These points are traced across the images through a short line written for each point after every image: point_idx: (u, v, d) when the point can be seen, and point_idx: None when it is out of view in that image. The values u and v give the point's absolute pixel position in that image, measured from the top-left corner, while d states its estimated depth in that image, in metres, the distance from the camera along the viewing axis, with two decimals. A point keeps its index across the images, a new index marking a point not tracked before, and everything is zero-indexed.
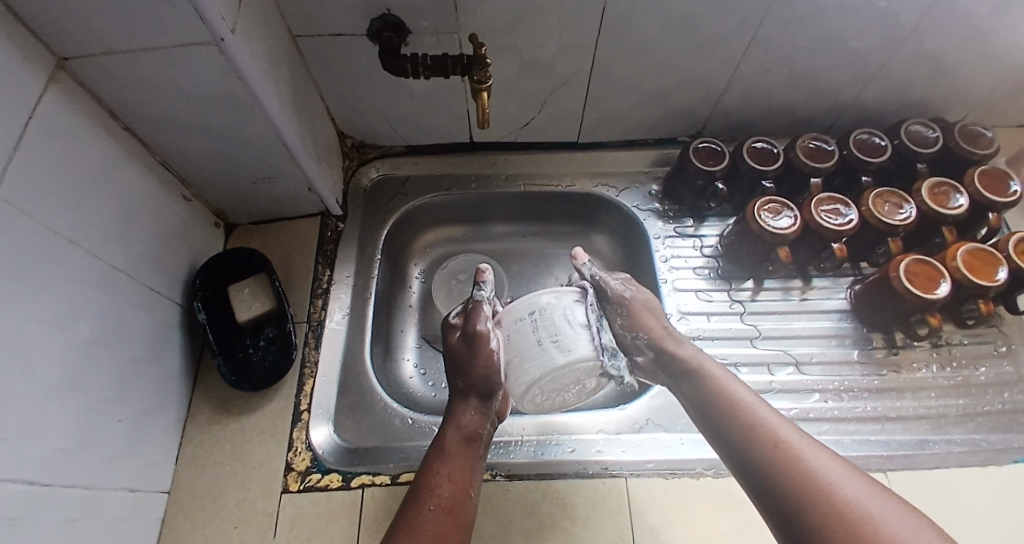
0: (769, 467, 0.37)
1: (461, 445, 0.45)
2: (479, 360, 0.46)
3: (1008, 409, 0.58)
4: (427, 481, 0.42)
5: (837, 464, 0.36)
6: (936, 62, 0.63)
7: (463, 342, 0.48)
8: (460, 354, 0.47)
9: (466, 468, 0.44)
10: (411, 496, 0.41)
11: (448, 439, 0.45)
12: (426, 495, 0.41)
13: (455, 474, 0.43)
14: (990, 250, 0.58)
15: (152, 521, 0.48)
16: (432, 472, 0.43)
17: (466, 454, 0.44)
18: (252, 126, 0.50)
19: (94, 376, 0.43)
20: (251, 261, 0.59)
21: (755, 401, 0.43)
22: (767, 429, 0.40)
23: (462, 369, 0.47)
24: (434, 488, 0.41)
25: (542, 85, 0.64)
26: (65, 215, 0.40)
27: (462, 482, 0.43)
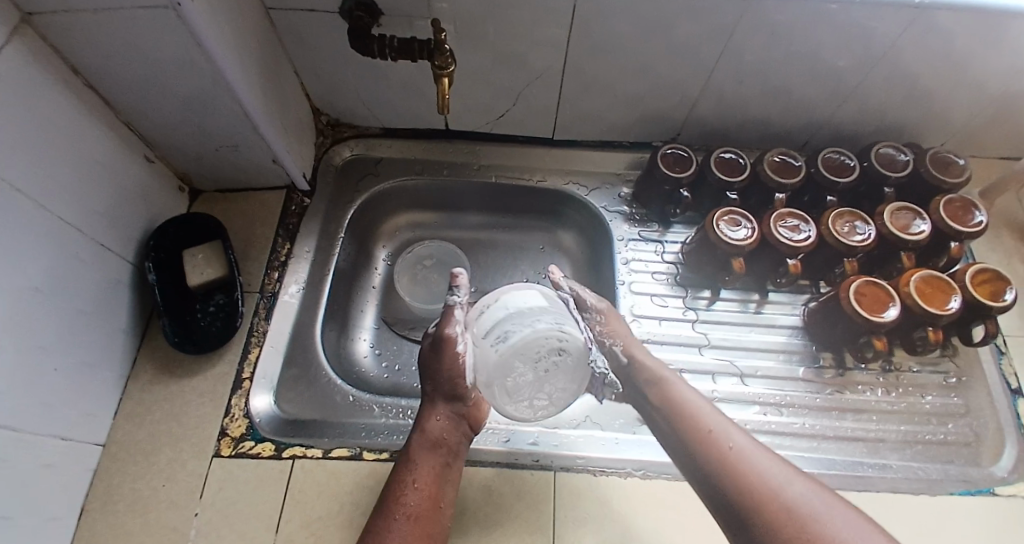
0: (721, 473, 0.39)
1: (426, 451, 0.46)
2: (446, 360, 0.49)
3: (949, 439, 0.58)
4: (394, 490, 0.44)
5: (784, 468, 0.38)
6: (912, 85, 0.62)
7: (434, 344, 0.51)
8: (432, 359, 0.51)
9: (432, 475, 0.45)
10: (380, 503, 0.43)
11: (415, 447, 0.47)
12: (393, 504, 0.43)
13: (420, 479, 0.45)
14: (945, 278, 0.58)
15: (83, 472, 0.49)
16: (399, 480, 0.45)
17: (433, 459, 0.46)
18: (217, 95, 0.51)
19: (36, 322, 0.43)
20: (207, 227, 0.61)
21: (708, 411, 0.45)
22: (721, 438, 0.42)
23: (432, 372, 0.50)
24: (400, 497, 0.43)
25: (516, 78, 0.64)
26: (18, 163, 0.41)
27: (431, 488, 0.44)
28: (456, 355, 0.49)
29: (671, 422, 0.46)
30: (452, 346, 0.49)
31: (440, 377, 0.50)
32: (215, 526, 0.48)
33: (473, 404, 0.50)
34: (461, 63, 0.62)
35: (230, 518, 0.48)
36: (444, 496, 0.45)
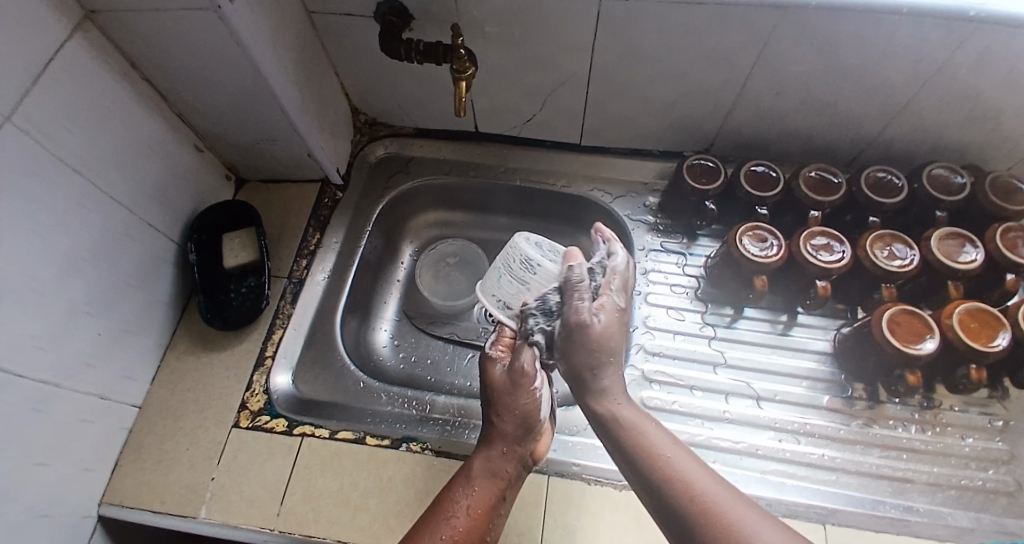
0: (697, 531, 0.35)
1: (485, 478, 0.45)
2: (519, 398, 0.48)
3: (989, 487, 0.53)
4: (444, 508, 0.43)
5: (764, 520, 0.34)
6: (971, 101, 0.57)
7: (510, 376, 0.48)
8: (504, 391, 0.48)
9: (486, 506, 0.44)
10: (429, 519, 0.42)
11: (475, 470, 0.46)
12: (443, 523, 0.42)
13: (473, 505, 0.44)
14: (995, 312, 0.53)
15: (119, 428, 0.54)
16: (453, 502, 0.44)
17: (490, 488, 0.45)
18: (257, 90, 0.55)
19: (80, 290, 0.49)
20: (244, 214, 0.66)
21: (689, 464, 0.39)
22: (691, 485, 0.37)
23: (500, 405, 0.48)
24: (452, 518, 0.42)
25: (542, 82, 0.64)
26: (75, 145, 0.46)
27: (481, 517, 0.43)
28: (532, 390, 0.48)
29: (648, 483, 0.39)
30: (529, 380, 0.48)
31: (515, 412, 0.48)
32: (226, 491, 0.51)
33: (537, 440, 0.49)
34: (488, 67, 0.63)
35: (240, 485, 0.52)
36: (490, 529, 0.44)
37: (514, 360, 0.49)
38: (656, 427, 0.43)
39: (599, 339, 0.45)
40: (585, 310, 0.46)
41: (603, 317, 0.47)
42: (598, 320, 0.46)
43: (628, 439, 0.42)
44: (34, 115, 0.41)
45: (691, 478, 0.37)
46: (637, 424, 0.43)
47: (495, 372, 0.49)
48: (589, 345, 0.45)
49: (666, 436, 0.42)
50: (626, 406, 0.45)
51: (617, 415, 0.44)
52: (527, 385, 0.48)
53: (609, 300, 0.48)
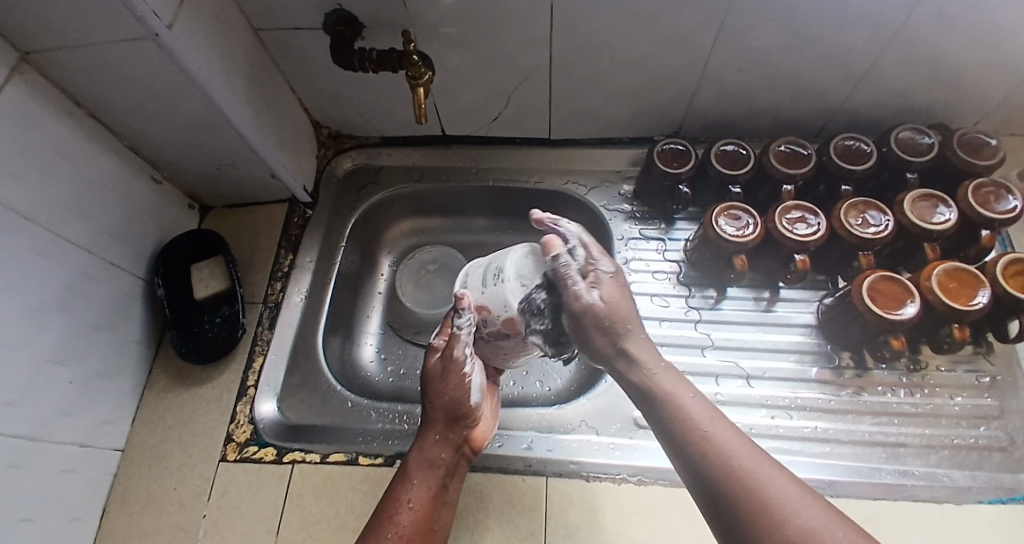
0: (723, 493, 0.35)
1: (423, 470, 0.46)
2: (451, 385, 0.48)
3: (981, 444, 0.53)
4: (388, 507, 0.44)
5: (790, 484, 0.34)
6: (931, 62, 0.57)
7: (441, 364, 0.49)
8: (435, 378, 0.49)
9: (428, 497, 0.45)
10: (374, 520, 0.43)
11: (412, 464, 0.47)
12: (387, 521, 0.43)
13: (415, 499, 0.45)
14: (972, 270, 0.53)
15: (101, 475, 0.53)
16: (396, 499, 0.44)
17: (429, 479, 0.46)
18: (212, 116, 0.54)
19: (44, 339, 0.47)
20: (212, 241, 0.64)
21: (745, 451, 0.37)
22: (723, 451, 0.37)
23: (433, 394, 0.49)
24: (396, 515, 0.43)
25: (504, 79, 0.63)
26: (23, 191, 0.44)
27: (425, 508, 0.44)
28: (463, 373, 0.49)
29: (691, 455, 0.38)
30: (459, 367, 0.48)
31: (443, 399, 0.49)
32: (219, 528, 0.50)
33: (473, 425, 0.50)
34: (448, 69, 0.62)
35: (233, 520, 0.51)
36: (435, 519, 0.45)
37: (447, 350, 0.49)
38: (709, 408, 0.41)
39: (610, 315, 0.43)
40: (585, 295, 0.42)
41: (602, 289, 0.44)
42: (598, 297, 0.43)
43: (679, 419, 0.40)
44: None
45: (745, 466, 0.35)
46: (689, 405, 0.41)
47: (432, 361, 0.50)
48: (602, 324, 0.43)
49: (720, 418, 0.40)
50: (675, 382, 0.43)
51: (664, 391, 0.42)
52: (457, 366, 0.48)
53: (599, 265, 0.45)
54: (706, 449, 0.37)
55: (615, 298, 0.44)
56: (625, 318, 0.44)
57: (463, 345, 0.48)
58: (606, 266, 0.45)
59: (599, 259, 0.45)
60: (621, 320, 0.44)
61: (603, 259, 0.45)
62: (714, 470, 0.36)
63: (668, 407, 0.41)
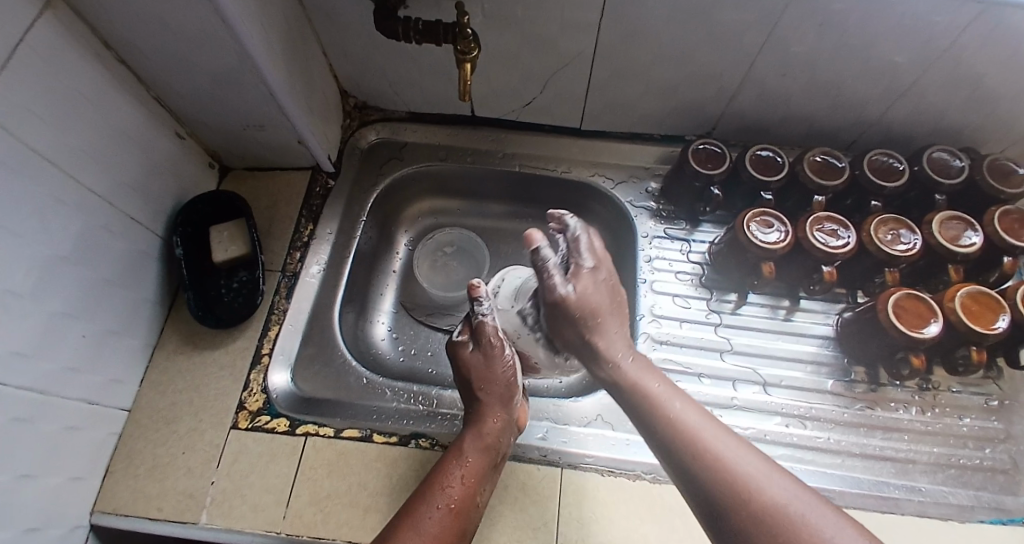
0: (700, 473, 0.37)
1: (476, 449, 0.46)
2: (499, 368, 0.50)
3: (985, 465, 0.54)
4: (438, 481, 0.43)
5: (761, 464, 0.37)
6: (974, 86, 0.58)
7: (480, 355, 0.51)
8: (483, 364, 0.50)
9: (478, 474, 0.44)
10: (423, 492, 0.42)
11: (466, 442, 0.46)
12: (438, 494, 0.42)
13: (467, 476, 0.44)
14: (995, 295, 0.54)
15: (107, 435, 0.51)
16: (447, 474, 0.44)
17: (481, 458, 0.45)
18: (245, 71, 0.52)
19: (59, 290, 0.45)
20: (232, 204, 0.62)
21: (704, 426, 0.41)
22: (696, 436, 0.39)
23: (483, 378, 0.50)
24: (446, 490, 0.42)
25: (544, 63, 0.62)
26: (47, 133, 0.42)
27: (474, 487, 0.44)
28: (506, 359, 0.50)
29: (666, 444, 0.41)
30: (500, 352, 0.50)
31: (495, 382, 0.50)
32: (228, 496, 0.49)
33: (518, 408, 0.50)
34: (489, 47, 0.61)
35: (242, 489, 0.50)
36: (481, 498, 0.44)
37: (482, 337, 0.51)
38: (674, 392, 0.45)
39: (577, 311, 0.48)
40: (557, 287, 0.48)
41: (576, 283, 0.48)
42: (572, 290, 0.48)
43: (641, 401, 0.44)
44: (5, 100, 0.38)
45: (705, 436, 0.40)
46: (653, 387, 0.45)
47: (465, 355, 0.51)
48: (571, 315, 0.48)
49: (685, 400, 0.44)
50: (642, 372, 0.46)
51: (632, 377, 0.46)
52: (500, 352, 0.50)
53: (581, 261, 0.49)
54: (667, 427, 0.41)
55: (589, 297, 0.48)
56: (598, 312, 0.48)
57: (497, 335, 0.50)
58: (587, 263, 0.49)
59: (585, 253, 0.50)
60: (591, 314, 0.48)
61: (586, 255, 0.50)
62: (675, 437, 0.40)
63: (632, 391, 0.45)
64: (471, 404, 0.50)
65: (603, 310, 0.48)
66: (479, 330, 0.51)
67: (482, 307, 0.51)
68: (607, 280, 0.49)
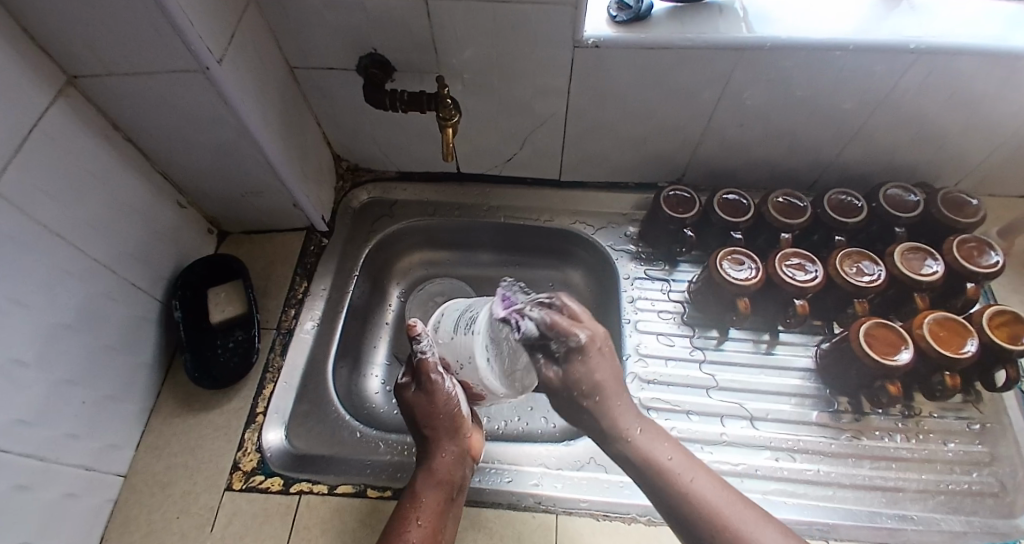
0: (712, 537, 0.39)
1: (429, 488, 0.47)
2: (441, 405, 0.49)
3: (974, 489, 0.55)
4: (398, 526, 0.45)
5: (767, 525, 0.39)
6: (918, 126, 0.63)
7: (422, 396, 0.50)
8: (423, 403, 0.50)
9: (436, 511, 0.46)
10: (384, 539, 0.44)
11: (420, 482, 0.48)
12: (398, 542, 0.43)
13: (423, 517, 0.45)
14: (960, 320, 0.56)
15: (103, 501, 0.51)
16: (404, 517, 0.45)
17: (437, 495, 0.47)
18: (244, 145, 0.56)
19: (62, 357, 0.47)
20: (230, 266, 0.65)
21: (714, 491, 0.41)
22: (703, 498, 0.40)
23: (427, 416, 0.50)
24: (405, 534, 0.44)
25: (521, 124, 0.67)
26: (56, 210, 0.46)
27: (433, 524, 0.45)
28: (448, 393, 0.49)
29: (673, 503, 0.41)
30: (441, 390, 0.49)
31: (439, 417, 0.50)
32: None
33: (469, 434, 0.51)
34: (470, 113, 0.66)
35: None
36: (444, 532, 0.46)
37: (421, 378, 0.49)
38: (688, 462, 0.44)
39: (576, 383, 0.44)
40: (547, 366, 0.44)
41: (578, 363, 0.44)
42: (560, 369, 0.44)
43: (643, 465, 0.44)
44: (18, 182, 0.41)
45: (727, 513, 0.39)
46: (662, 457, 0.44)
47: (408, 396, 0.51)
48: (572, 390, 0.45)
49: (698, 469, 0.43)
50: (651, 439, 0.45)
51: (643, 450, 0.45)
52: (440, 387, 0.49)
53: (570, 339, 0.43)
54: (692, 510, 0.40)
55: (593, 360, 0.45)
56: (603, 387, 0.45)
57: (438, 371, 0.49)
58: (575, 341, 0.43)
59: (571, 330, 0.43)
60: (591, 388, 0.45)
61: (573, 332, 0.43)
62: (694, 513, 0.40)
63: (638, 452, 0.45)
64: (422, 440, 0.51)
65: (608, 378, 0.46)
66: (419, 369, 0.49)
67: (420, 346, 0.49)
68: (601, 342, 0.45)
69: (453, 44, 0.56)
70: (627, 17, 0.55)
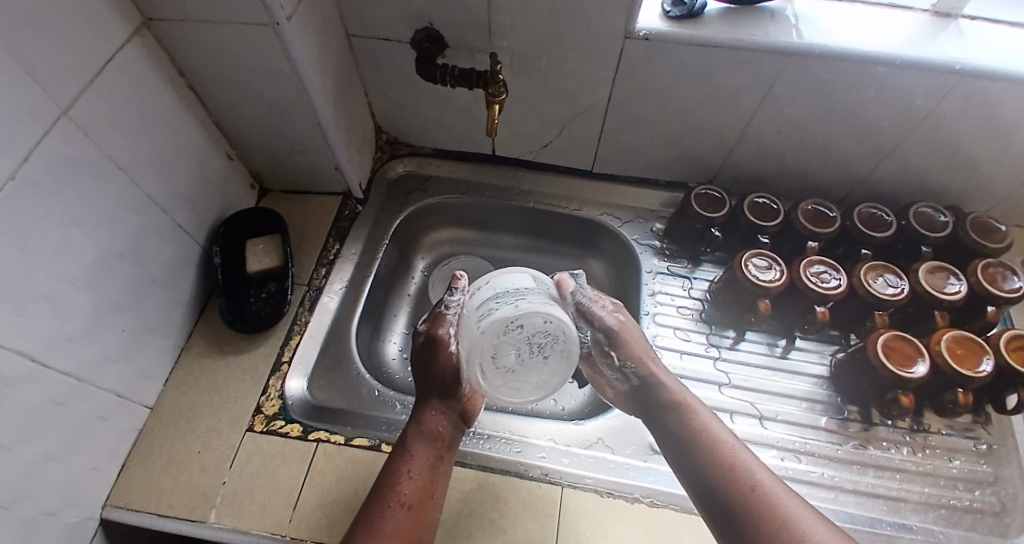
0: (711, 471, 0.42)
1: (419, 443, 0.47)
2: (442, 360, 0.51)
3: (975, 507, 0.55)
4: (388, 479, 0.44)
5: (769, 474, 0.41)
6: (953, 149, 0.63)
7: (424, 348, 0.52)
8: (424, 358, 0.52)
9: (428, 465, 0.46)
10: (374, 491, 0.44)
11: (411, 436, 0.48)
12: (388, 492, 0.43)
13: (414, 470, 0.45)
14: (978, 339, 0.57)
15: (130, 428, 0.54)
16: (394, 470, 0.45)
17: (428, 450, 0.47)
18: (297, 104, 0.58)
19: (110, 283, 0.50)
20: (268, 220, 0.68)
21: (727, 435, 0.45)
22: (711, 434, 0.45)
23: (428, 369, 0.51)
24: (396, 486, 0.44)
25: (562, 112, 0.69)
26: (118, 143, 0.48)
27: (425, 479, 0.45)
28: (448, 350, 0.51)
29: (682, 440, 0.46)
30: (444, 347, 0.51)
31: (438, 371, 0.51)
32: (239, 495, 0.51)
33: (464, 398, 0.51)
34: (513, 96, 0.67)
35: (252, 489, 0.52)
36: (436, 489, 0.46)
37: (431, 328, 0.52)
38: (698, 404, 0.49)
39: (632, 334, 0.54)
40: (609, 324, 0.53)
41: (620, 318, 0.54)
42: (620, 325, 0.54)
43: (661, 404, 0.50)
44: (87, 110, 0.43)
45: (728, 446, 0.43)
46: (710, 425, 0.46)
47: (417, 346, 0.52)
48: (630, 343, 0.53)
49: (708, 414, 0.47)
50: (669, 378, 0.51)
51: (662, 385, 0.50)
52: (444, 342, 0.51)
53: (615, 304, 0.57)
54: (694, 438, 0.45)
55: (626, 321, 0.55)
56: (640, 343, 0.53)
57: (446, 325, 0.51)
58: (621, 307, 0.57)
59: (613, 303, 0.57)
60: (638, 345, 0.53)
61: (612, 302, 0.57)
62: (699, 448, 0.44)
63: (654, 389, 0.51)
64: (419, 397, 0.52)
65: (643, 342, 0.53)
66: (434, 320, 0.53)
67: (452, 298, 0.53)
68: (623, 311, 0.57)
69: (505, 25, 0.58)
70: (680, 14, 0.56)
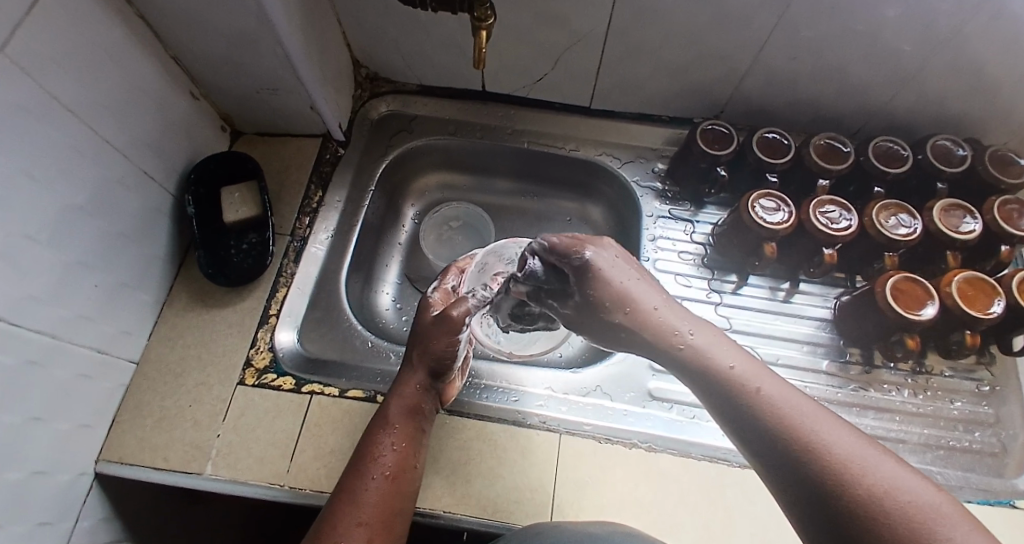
0: (757, 422, 0.33)
1: (401, 414, 0.45)
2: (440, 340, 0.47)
3: (974, 447, 0.56)
4: (370, 449, 0.42)
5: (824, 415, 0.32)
6: (983, 74, 0.58)
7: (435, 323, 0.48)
8: (427, 330, 0.48)
9: (410, 436, 0.44)
10: (355, 463, 0.42)
11: (392, 405, 0.45)
12: (370, 464, 0.41)
13: (397, 443, 0.43)
14: (990, 280, 0.55)
15: (117, 385, 0.53)
16: (375, 441, 0.43)
17: (409, 420, 0.45)
18: (263, 32, 0.52)
19: (76, 237, 0.46)
20: (244, 166, 0.63)
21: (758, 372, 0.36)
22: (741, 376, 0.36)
23: (422, 340, 0.48)
24: (378, 457, 0.42)
25: (557, 40, 0.62)
26: (66, 81, 0.43)
27: (408, 450, 0.43)
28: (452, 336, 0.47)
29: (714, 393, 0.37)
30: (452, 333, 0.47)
31: (431, 343, 0.47)
32: (234, 449, 0.51)
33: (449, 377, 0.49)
34: (504, 22, 0.61)
35: (247, 443, 0.51)
36: (418, 458, 0.44)
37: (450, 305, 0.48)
38: (718, 341, 0.39)
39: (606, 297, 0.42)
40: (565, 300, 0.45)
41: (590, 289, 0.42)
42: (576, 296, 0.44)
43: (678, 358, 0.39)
44: (27, 46, 0.38)
45: (765, 389, 0.34)
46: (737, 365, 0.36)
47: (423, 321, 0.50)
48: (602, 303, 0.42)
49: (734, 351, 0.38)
50: (677, 318, 0.41)
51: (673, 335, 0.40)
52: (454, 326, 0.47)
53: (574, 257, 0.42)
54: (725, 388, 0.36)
55: (604, 273, 0.42)
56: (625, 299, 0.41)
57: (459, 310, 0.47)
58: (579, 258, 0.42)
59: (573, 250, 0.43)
60: (618, 299, 0.41)
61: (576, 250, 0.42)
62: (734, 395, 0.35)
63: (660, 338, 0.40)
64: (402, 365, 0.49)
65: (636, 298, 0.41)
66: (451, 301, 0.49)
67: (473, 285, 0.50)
68: (612, 255, 0.43)
69: None
70: None
